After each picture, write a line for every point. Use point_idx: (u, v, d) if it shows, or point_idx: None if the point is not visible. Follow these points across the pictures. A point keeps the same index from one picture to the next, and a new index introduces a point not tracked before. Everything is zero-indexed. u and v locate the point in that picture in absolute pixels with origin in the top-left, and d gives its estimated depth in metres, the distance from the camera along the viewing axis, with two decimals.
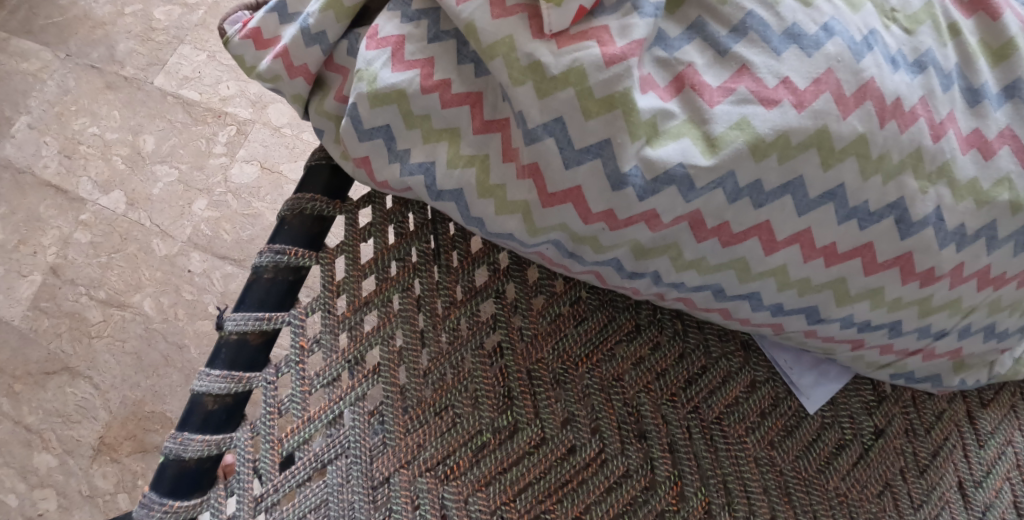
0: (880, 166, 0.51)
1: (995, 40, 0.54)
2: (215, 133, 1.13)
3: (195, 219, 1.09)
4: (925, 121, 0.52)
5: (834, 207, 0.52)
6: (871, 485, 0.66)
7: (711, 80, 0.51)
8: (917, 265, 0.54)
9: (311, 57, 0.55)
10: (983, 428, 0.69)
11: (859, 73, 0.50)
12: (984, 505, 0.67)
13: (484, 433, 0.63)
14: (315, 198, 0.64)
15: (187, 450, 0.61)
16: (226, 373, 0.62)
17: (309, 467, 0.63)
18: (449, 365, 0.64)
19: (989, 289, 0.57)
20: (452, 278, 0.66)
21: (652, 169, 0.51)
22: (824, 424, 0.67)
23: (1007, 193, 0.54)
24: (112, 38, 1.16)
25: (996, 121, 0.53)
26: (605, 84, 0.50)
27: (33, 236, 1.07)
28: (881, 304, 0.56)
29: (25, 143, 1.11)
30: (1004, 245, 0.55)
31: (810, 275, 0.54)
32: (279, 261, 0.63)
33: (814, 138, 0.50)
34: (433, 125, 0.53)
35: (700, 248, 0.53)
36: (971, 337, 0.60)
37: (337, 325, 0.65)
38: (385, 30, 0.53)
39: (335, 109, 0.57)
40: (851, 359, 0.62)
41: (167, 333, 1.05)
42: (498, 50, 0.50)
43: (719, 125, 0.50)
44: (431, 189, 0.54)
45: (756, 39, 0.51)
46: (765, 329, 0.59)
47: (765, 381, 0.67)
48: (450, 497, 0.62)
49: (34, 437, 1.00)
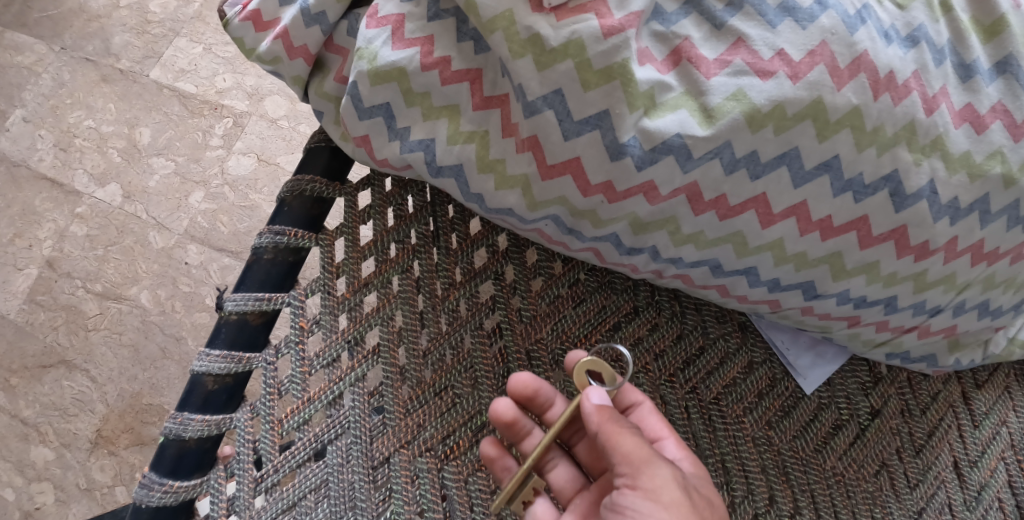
0: (875, 138, 0.52)
1: (986, 17, 0.54)
2: (211, 124, 1.13)
3: (192, 211, 1.09)
4: (918, 95, 0.52)
5: (830, 180, 0.53)
6: (868, 464, 0.67)
7: (708, 53, 0.51)
8: (912, 239, 0.55)
9: (311, 38, 0.56)
10: (978, 409, 0.70)
11: (853, 46, 0.51)
12: (979, 485, 0.68)
13: (483, 413, 0.64)
14: (315, 180, 0.64)
15: (187, 430, 0.61)
16: (226, 354, 0.62)
17: (310, 448, 0.63)
18: (449, 346, 0.65)
19: (983, 265, 0.57)
20: (452, 259, 0.66)
21: (650, 140, 0.51)
22: (821, 404, 0.67)
23: (1000, 167, 0.54)
24: (107, 31, 1.16)
25: (988, 95, 0.54)
26: (603, 56, 0.50)
27: (28, 230, 1.08)
28: (877, 279, 0.57)
29: (20, 136, 1.11)
30: (997, 220, 0.55)
31: (806, 250, 0.55)
32: (278, 242, 0.64)
33: (809, 109, 0.51)
34: (433, 101, 0.53)
35: (697, 222, 0.54)
36: (965, 314, 0.60)
37: (337, 306, 0.65)
38: (385, 9, 0.53)
39: (335, 90, 0.57)
40: (847, 337, 0.62)
41: (164, 326, 1.05)
42: (498, 23, 0.51)
43: (716, 97, 0.51)
44: (430, 165, 0.54)
45: (752, 13, 0.51)
46: (762, 306, 0.60)
47: (762, 361, 0.67)
48: (451, 476, 0.62)
49: (31, 431, 1.01)
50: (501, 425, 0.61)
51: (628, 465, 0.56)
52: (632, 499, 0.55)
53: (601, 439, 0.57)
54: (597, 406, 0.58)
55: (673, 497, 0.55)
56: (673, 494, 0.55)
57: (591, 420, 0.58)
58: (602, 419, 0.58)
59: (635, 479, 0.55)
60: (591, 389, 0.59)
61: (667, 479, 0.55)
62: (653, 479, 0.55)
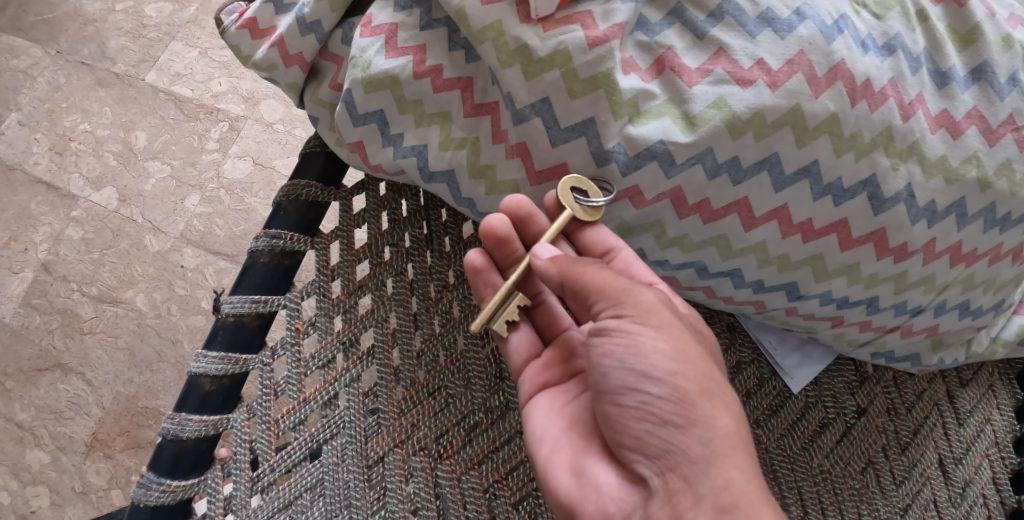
0: (853, 144, 0.53)
1: (962, 26, 0.56)
2: (207, 128, 1.14)
3: (187, 215, 1.10)
4: (895, 102, 0.53)
5: (810, 185, 0.54)
6: (855, 462, 0.68)
7: (690, 62, 0.52)
8: (891, 241, 0.56)
9: (306, 47, 0.57)
10: (963, 407, 0.71)
11: (830, 55, 0.52)
12: (964, 481, 0.69)
13: (476, 413, 0.65)
14: (310, 184, 0.66)
15: (185, 430, 0.63)
16: (224, 355, 0.64)
17: (305, 448, 0.64)
18: (442, 347, 0.66)
19: (962, 266, 0.59)
20: (445, 262, 0.68)
21: (634, 147, 0.52)
22: (808, 403, 0.69)
23: (976, 171, 0.56)
24: (102, 35, 1.17)
25: (963, 102, 0.55)
26: (589, 65, 0.52)
27: (23, 233, 1.09)
28: (858, 280, 0.58)
29: (15, 140, 1.12)
30: (974, 223, 0.57)
31: (788, 252, 0.56)
32: (275, 245, 0.65)
33: (788, 117, 0.52)
34: (426, 108, 0.55)
35: (682, 225, 0.55)
36: (946, 314, 0.61)
37: (332, 308, 0.66)
38: (379, 18, 0.54)
39: (330, 97, 0.58)
40: (832, 338, 0.63)
41: (159, 329, 1.06)
42: (487, 34, 0.52)
43: (698, 104, 0.52)
44: (423, 170, 0.56)
45: (732, 23, 0.52)
46: (748, 307, 0.61)
47: (750, 361, 0.68)
48: (445, 475, 0.63)
49: (26, 435, 1.01)
50: (491, 239, 0.57)
51: (607, 299, 0.54)
52: (616, 324, 0.53)
53: (568, 285, 0.55)
54: (549, 260, 0.56)
55: (661, 320, 0.53)
56: (661, 317, 0.53)
57: (550, 275, 0.55)
58: (561, 269, 0.55)
59: (618, 308, 0.53)
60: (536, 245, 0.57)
61: (654, 301, 0.54)
62: (638, 304, 0.53)
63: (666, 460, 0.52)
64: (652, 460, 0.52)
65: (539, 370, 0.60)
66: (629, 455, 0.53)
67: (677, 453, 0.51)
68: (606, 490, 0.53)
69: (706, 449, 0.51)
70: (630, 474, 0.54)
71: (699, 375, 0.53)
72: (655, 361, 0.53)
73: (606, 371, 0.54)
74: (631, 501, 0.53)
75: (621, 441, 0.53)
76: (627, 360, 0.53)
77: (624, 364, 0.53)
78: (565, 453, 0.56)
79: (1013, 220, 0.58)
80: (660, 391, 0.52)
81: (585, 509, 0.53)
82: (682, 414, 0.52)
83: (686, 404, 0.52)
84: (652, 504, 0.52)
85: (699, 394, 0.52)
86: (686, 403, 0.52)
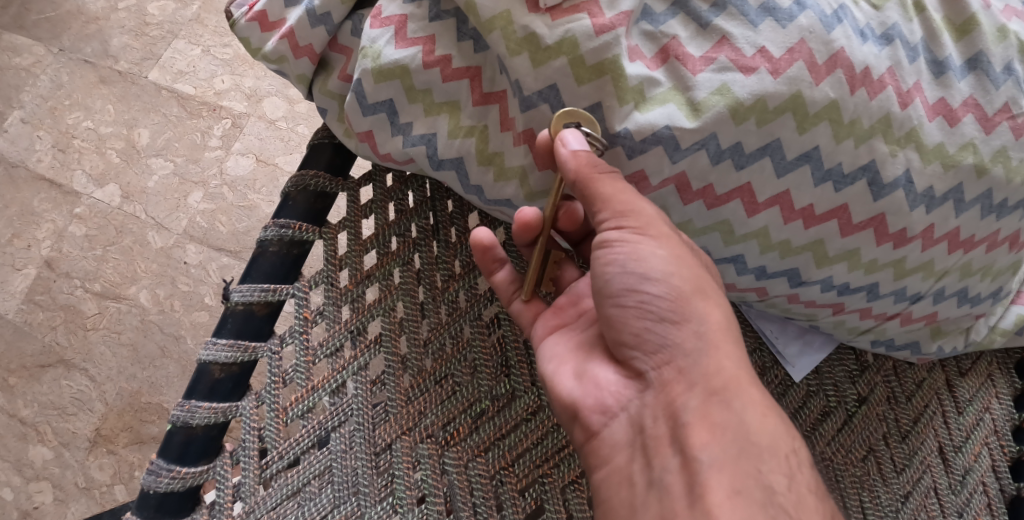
0: (853, 130, 0.54)
1: (958, 16, 0.57)
2: (210, 126, 1.15)
3: (190, 212, 1.11)
4: (893, 90, 0.55)
5: (811, 170, 0.55)
6: (856, 450, 0.69)
7: (694, 50, 0.53)
8: (890, 227, 0.57)
9: (316, 38, 0.58)
10: (962, 395, 0.72)
11: (830, 43, 0.53)
12: (964, 469, 0.70)
13: (482, 401, 0.66)
14: (319, 175, 0.67)
15: (194, 417, 0.64)
16: (233, 342, 0.65)
17: (313, 435, 0.65)
18: (449, 335, 0.67)
19: (960, 252, 0.60)
20: (451, 252, 0.68)
21: (640, 133, 0.53)
22: (810, 391, 0.70)
23: (972, 157, 0.57)
24: (105, 33, 1.18)
25: (960, 91, 0.56)
26: (596, 52, 0.53)
27: (26, 230, 1.10)
28: (858, 266, 0.59)
29: (19, 138, 1.13)
30: (971, 209, 0.58)
31: (790, 237, 0.57)
32: (284, 234, 0.66)
33: (789, 103, 0.53)
34: (435, 97, 0.56)
35: (686, 211, 0.57)
36: (945, 301, 0.62)
37: (340, 298, 0.67)
38: (388, 10, 0.56)
39: (340, 88, 0.60)
40: (833, 325, 0.64)
41: (163, 325, 1.07)
42: (496, 23, 0.53)
43: (702, 91, 0.53)
44: (432, 158, 0.57)
45: (734, 13, 0.53)
46: (751, 294, 0.62)
47: (752, 350, 0.69)
48: (451, 462, 0.64)
49: (30, 431, 1.03)
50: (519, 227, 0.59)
51: (611, 210, 0.54)
52: (617, 235, 0.55)
53: (579, 185, 0.54)
54: (574, 152, 0.53)
55: (661, 231, 0.54)
56: (661, 228, 0.54)
57: (567, 165, 0.53)
58: (578, 166, 0.53)
59: (620, 219, 0.54)
60: (566, 133, 0.53)
61: (654, 212, 0.55)
62: (640, 216, 0.54)
63: (662, 355, 0.54)
64: (650, 355, 0.55)
65: (551, 317, 0.63)
66: (629, 353, 0.56)
67: (673, 347, 0.54)
68: (605, 386, 0.57)
69: (699, 342, 0.54)
70: (628, 370, 0.56)
71: (694, 275, 0.55)
72: (653, 264, 0.54)
73: (608, 276, 0.56)
74: (627, 394, 0.56)
75: (621, 339, 0.56)
76: (627, 265, 0.55)
77: (625, 269, 0.55)
78: (569, 364, 0.59)
79: (1010, 206, 0.59)
80: (658, 290, 0.55)
81: (585, 405, 0.56)
82: (677, 311, 0.55)
83: (682, 302, 0.55)
84: (648, 395, 0.55)
85: (693, 292, 0.55)
86: (681, 301, 0.55)
